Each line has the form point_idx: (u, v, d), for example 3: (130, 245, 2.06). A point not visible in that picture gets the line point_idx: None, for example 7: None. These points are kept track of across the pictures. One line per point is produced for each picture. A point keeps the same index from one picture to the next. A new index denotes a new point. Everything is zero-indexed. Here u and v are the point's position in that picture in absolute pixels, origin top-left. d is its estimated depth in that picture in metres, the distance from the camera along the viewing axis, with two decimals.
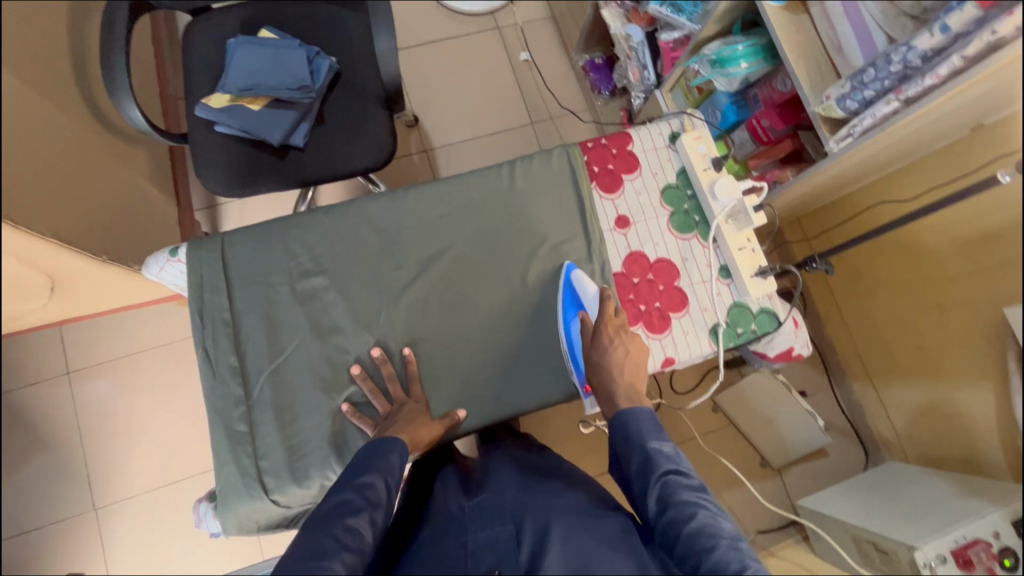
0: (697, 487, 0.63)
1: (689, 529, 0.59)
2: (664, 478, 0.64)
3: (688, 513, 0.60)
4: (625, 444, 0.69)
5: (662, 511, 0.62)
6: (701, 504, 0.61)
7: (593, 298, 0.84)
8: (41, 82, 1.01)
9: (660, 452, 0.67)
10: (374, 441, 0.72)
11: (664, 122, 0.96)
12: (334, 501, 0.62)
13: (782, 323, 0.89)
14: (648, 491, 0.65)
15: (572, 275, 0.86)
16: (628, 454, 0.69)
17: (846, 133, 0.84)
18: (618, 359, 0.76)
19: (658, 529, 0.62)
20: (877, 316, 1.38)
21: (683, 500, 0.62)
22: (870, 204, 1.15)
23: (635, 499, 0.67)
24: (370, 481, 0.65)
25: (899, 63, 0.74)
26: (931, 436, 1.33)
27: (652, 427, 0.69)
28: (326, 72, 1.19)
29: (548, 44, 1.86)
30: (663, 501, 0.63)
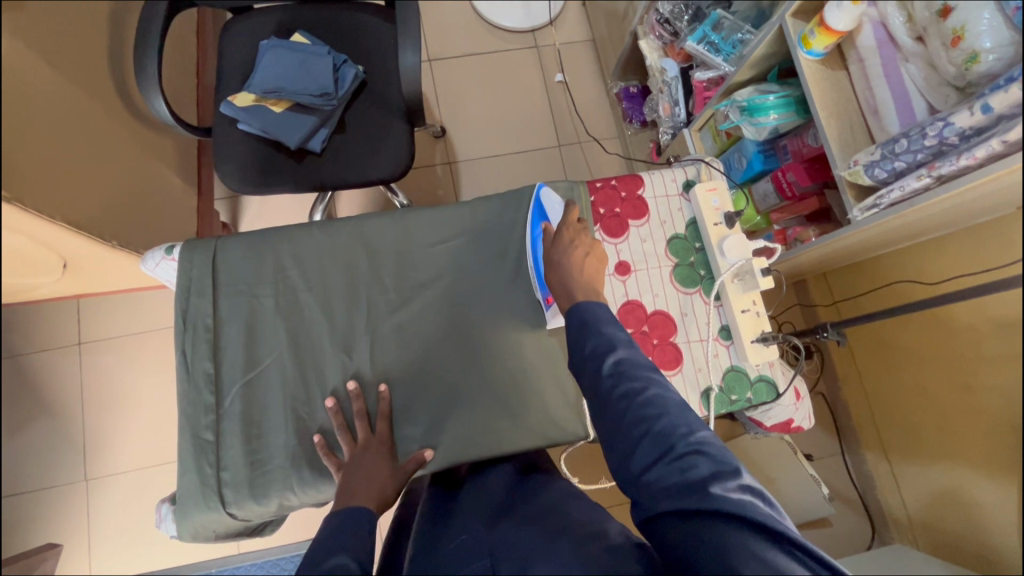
0: (650, 363, 0.62)
1: (642, 398, 0.58)
2: (618, 356, 0.62)
3: (642, 384, 0.59)
4: (582, 328, 0.66)
5: (615, 385, 0.60)
6: (654, 375, 0.60)
7: (559, 209, 0.86)
8: (75, 69, 1.03)
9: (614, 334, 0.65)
10: (337, 511, 0.66)
11: (680, 169, 0.92)
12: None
13: (780, 395, 0.83)
14: (602, 366, 0.62)
15: (540, 191, 0.86)
16: (581, 336, 0.66)
17: (871, 203, 0.79)
18: (577, 259, 0.75)
19: (606, 400, 0.60)
20: (897, 389, 1.29)
21: (637, 374, 0.60)
22: (900, 275, 1.08)
23: (583, 375, 0.64)
24: (342, 562, 0.56)
25: (934, 137, 0.69)
26: (943, 522, 1.23)
27: (611, 315, 0.66)
28: (351, 81, 1.19)
29: (585, 68, 1.84)
30: (617, 373, 0.61)
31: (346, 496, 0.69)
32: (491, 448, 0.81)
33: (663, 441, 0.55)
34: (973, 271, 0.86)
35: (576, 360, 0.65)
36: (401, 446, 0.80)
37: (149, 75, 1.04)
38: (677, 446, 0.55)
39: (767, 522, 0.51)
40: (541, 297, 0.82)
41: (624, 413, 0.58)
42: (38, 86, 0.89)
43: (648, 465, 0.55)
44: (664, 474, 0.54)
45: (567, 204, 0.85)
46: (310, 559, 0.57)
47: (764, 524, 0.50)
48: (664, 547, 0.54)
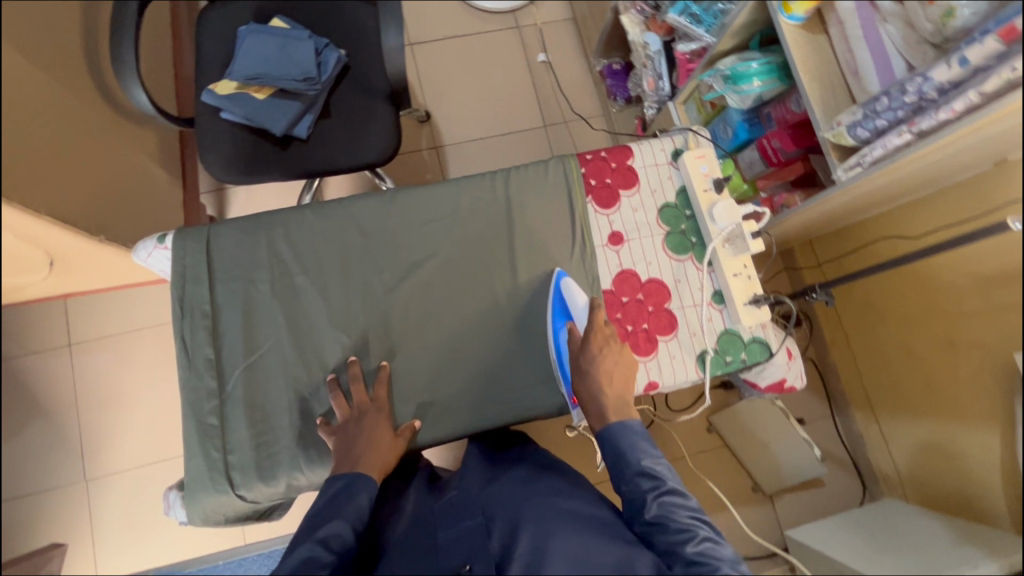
0: (693, 508, 0.68)
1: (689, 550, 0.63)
2: (662, 498, 0.68)
3: (687, 534, 0.65)
4: (619, 462, 0.72)
5: (662, 534, 0.66)
6: (699, 526, 0.65)
7: (582, 309, 0.82)
8: (50, 61, 1.01)
9: (656, 471, 0.71)
10: (343, 476, 0.72)
11: (668, 138, 0.93)
12: (298, 558, 0.63)
13: (773, 354, 0.86)
14: (647, 509, 0.68)
15: (561, 282, 0.84)
16: (623, 471, 0.72)
17: (855, 162, 0.80)
18: (608, 371, 0.77)
19: (655, 546, 0.67)
20: (882, 348, 1.33)
21: (681, 522, 0.66)
22: (880, 236, 1.11)
23: (633, 518, 0.70)
24: (338, 531, 0.67)
25: (914, 93, 0.71)
26: (933, 477, 1.28)
27: (650, 445, 0.73)
28: (334, 65, 1.18)
29: (568, 46, 1.83)
30: (662, 522, 0.67)
31: (349, 463, 0.74)
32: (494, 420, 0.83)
33: None
34: (961, 221, 0.89)
35: (625, 501, 0.72)
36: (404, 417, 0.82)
37: (127, 65, 1.02)
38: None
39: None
40: (568, 397, 0.82)
41: (672, 562, 0.64)
42: (15, 78, 0.87)
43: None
44: None
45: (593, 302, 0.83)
46: (312, 519, 0.69)
47: None
48: None
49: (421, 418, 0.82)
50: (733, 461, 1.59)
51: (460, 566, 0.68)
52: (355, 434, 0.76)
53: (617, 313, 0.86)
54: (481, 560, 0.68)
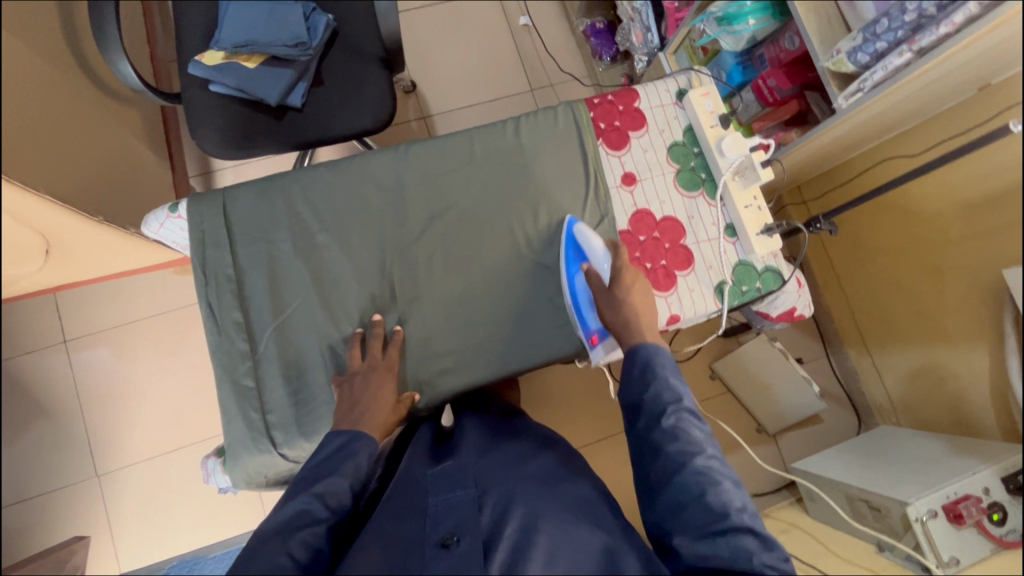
0: (707, 427, 0.64)
1: (695, 465, 0.60)
2: (679, 413, 0.64)
3: (700, 449, 0.61)
4: (646, 375, 0.68)
5: (671, 442, 0.62)
6: (712, 446, 0.62)
7: (602, 252, 0.79)
8: (27, 37, 0.97)
9: (676, 388, 0.66)
10: (344, 433, 0.69)
11: (671, 79, 0.94)
12: (290, 510, 0.59)
13: (786, 281, 0.89)
14: (662, 418, 0.64)
15: (574, 229, 0.83)
16: (646, 383, 0.68)
17: (856, 88, 0.83)
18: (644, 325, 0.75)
19: (663, 453, 0.62)
20: (874, 282, 1.37)
21: (695, 435, 0.62)
22: (876, 164, 1.15)
23: (640, 422, 0.66)
24: (336, 487, 0.62)
25: (914, 10, 0.74)
26: (923, 398, 1.35)
27: (673, 363, 0.68)
28: (324, 30, 1.16)
29: (548, 8, 1.82)
30: (675, 429, 0.63)
31: (351, 420, 0.70)
32: (524, 363, 0.85)
33: (714, 511, 0.58)
34: (962, 132, 0.93)
35: (633, 406, 0.67)
36: (403, 390, 0.82)
37: (110, 35, 0.98)
38: (729, 520, 0.57)
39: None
40: (586, 338, 0.82)
41: (677, 474, 0.60)
42: None
43: (695, 526, 0.58)
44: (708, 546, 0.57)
45: (612, 244, 0.81)
46: (307, 473, 0.63)
47: None
48: None
49: (419, 393, 0.82)
50: (737, 405, 1.65)
51: (447, 537, 0.60)
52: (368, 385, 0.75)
53: (635, 252, 0.89)
54: (471, 533, 0.60)
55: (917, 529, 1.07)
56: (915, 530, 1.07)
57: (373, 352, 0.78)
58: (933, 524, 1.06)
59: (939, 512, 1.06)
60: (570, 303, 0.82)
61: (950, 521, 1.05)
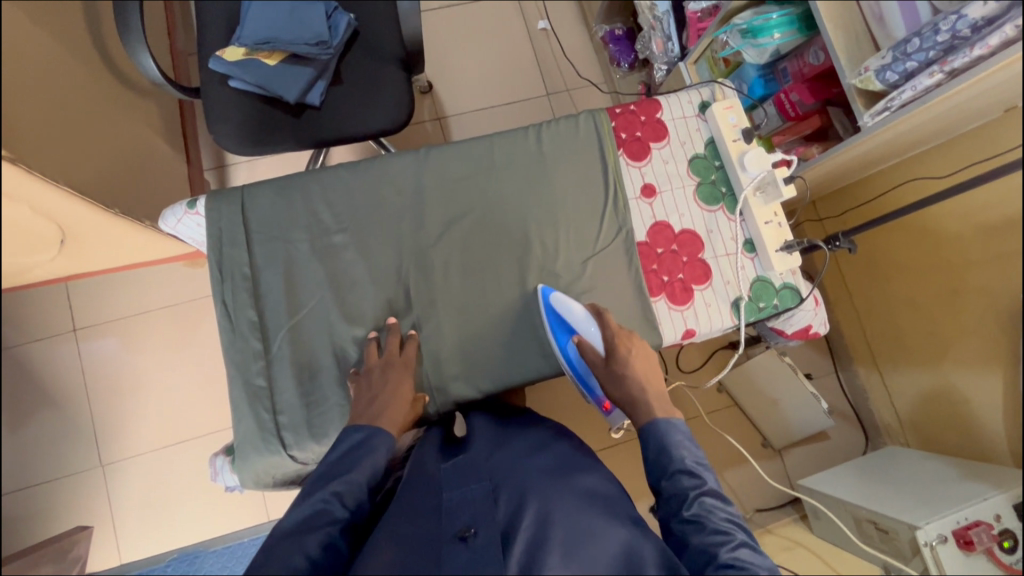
0: (736, 517, 0.62)
1: (722, 558, 0.57)
2: (702, 500, 0.63)
3: (721, 541, 0.59)
4: (662, 455, 0.68)
5: (695, 533, 0.61)
6: (740, 536, 0.59)
7: (585, 319, 0.81)
8: (52, 27, 0.97)
9: (698, 473, 0.66)
10: (363, 428, 0.69)
11: (694, 91, 0.93)
12: (309, 508, 0.60)
13: (804, 300, 0.88)
14: (683, 506, 0.63)
15: (556, 302, 0.82)
16: (663, 466, 0.67)
17: (882, 107, 0.81)
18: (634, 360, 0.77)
19: (688, 548, 0.61)
20: (888, 303, 1.34)
21: (719, 526, 0.60)
22: (897, 183, 1.14)
23: (665, 514, 0.66)
24: (354, 485, 0.62)
25: (948, 32, 0.72)
26: (933, 421, 1.32)
27: (691, 441, 0.68)
28: (345, 29, 1.16)
29: (567, 13, 1.81)
30: (697, 520, 0.62)
31: (369, 416, 0.71)
32: (537, 372, 0.84)
33: None
34: (999, 153, 0.92)
35: (657, 493, 0.68)
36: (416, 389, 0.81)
37: (133, 28, 0.98)
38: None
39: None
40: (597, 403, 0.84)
41: (701, 569, 0.58)
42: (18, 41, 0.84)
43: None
44: None
45: (595, 310, 0.82)
46: (326, 470, 0.65)
47: None
48: None
49: (429, 397, 0.81)
50: (744, 419, 1.63)
51: (465, 530, 0.60)
52: (378, 389, 0.74)
53: (652, 265, 0.88)
54: (487, 526, 0.60)
55: (926, 553, 1.05)
56: (924, 554, 1.06)
57: (387, 356, 0.78)
58: (942, 549, 1.05)
59: (949, 537, 1.05)
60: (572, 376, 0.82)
61: (960, 547, 1.04)
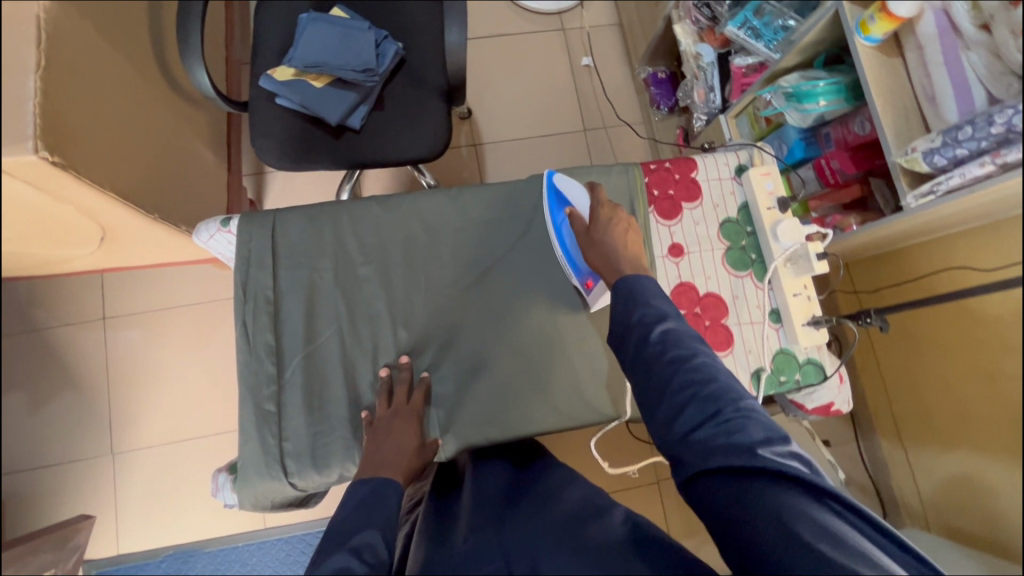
0: (697, 337, 0.63)
1: (691, 363, 0.59)
2: (668, 323, 0.64)
3: (691, 350, 0.60)
4: (630, 297, 0.68)
5: (662, 350, 0.61)
6: (702, 347, 0.61)
7: (581, 193, 0.84)
8: (116, 38, 1.02)
9: (661, 307, 0.66)
10: (368, 482, 0.67)
11: (732, 153, 0.92)
12: (329, 570, 0.51)
13: (828, 377, 0.85)
14: (650, 329, 0.63)
15: (554, 177, 0.83)
16: (631, 301, 0.67)
17: (928, 190, 0.79)
18: (622, 238, 0.76)
19: (654, 361, 0.61)
20: (919, 379, 1.27)
21: (686, 341, 0.61)
22: (935, 268, 1.11)
23: (629, 342, 0.65)
24: (369, 541, 0.56)
25: (1002, 125, 0.70)
26: (958, 507, 1.22)
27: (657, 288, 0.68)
28: (392, 58, 1.18)
29: (612, 51, 1.83)
30: (664, 339, 0.62)
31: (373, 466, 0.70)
32: (545, 425, 0.82)
33: (711, 404, 0.56)
34: None
35: (621, 329, 0.66)
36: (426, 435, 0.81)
37: (191, 45, 1.01)
38: (724, 410, 0.55)
39: (816, 485, 0.51)
40: (580, 283, 0.83)
41: (670, 377, 0.59)
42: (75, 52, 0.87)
43: (695, 423, 0.55)
44: (710, 435, 0.54)
45: (587, 184, 0.86)
46: (331, 537, 0.57)
47: (813, 486, 0.51)
48: (709, 508, 0.53)
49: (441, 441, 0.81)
50: None
51: None
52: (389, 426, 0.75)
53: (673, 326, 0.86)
54: None
55: None
56: None
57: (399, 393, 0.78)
58: None
59: None
60: (557, 250, 0.81)
61: None
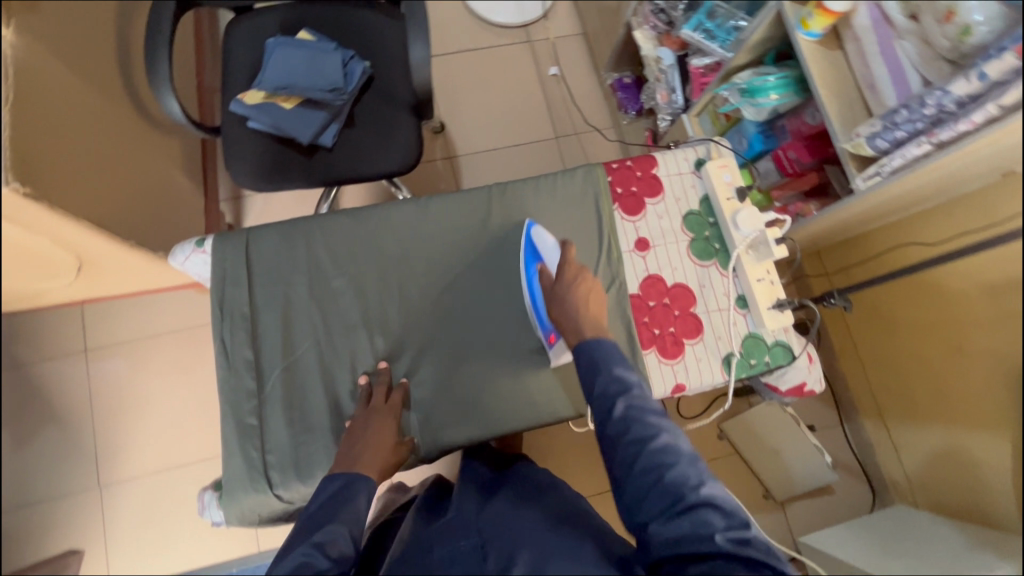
0: (659, 409, 0.67)
1: (654, 446, 0.62)
2: (631, 399, 0.67)
3: (653, 432, 0.63)
4: (593, 369, 0.70)
5: (626, 431, 0.64)
6: (665, 424, 0.65)
7: (553, 250, 0.85)
8: (85, 72, 1.04)
9: (625, 378, 0.69)
10: (341, 476, 0.70)
11: (690, 148, 0.96)
12: (290, 563, 0.56)
13: (796, 357, 0.88)
14: (614, 408, 0.66)
15: (531, 231, 0.85)
16: (596, 374, 0.70)
17: (874, 171, 0.83)
18: (583, 297, 0.78)
19: (619, 443, 0.64)
20: (894, 358, 1.30)
21: (649, 420, 0.65)
22: (895, 245, 1.14)
23: (596, 419, 0.68)
24: (335, 534, 0.60)
25: (934, 106, 0.74)
26: (941, 482, 1.25)
27: (621, 356, 0.71)
28: (359, 76, 1.21)
29: (578, 60, 1.88)
30: (628, 418, 0.65)
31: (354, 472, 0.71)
32: (525, 421, 0.84)
33: (673, 492, 0.60)
34: (996, 220, 0.91)
35: (589, 402, 0.70)
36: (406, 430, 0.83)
37: (159, 73, 1.03)
38: (685, 496, 0.59)
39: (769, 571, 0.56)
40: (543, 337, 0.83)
41: (634, 460, 0.62)
42: (43, 87, 0.89)
43: (658, 511, 0.60)
44: (671, 525, 0.59)
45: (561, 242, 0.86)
46: (303, 528, 0.63)
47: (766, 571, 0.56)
48: None
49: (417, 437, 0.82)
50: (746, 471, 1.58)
51: None
52: (366, 424, 0.76)
53: (644, 317, 0.89)
54: None
55: None
56: None
57: (377, 398, 0.80)
58: None
59: None
60: (527, 304, 0.82)
61: None
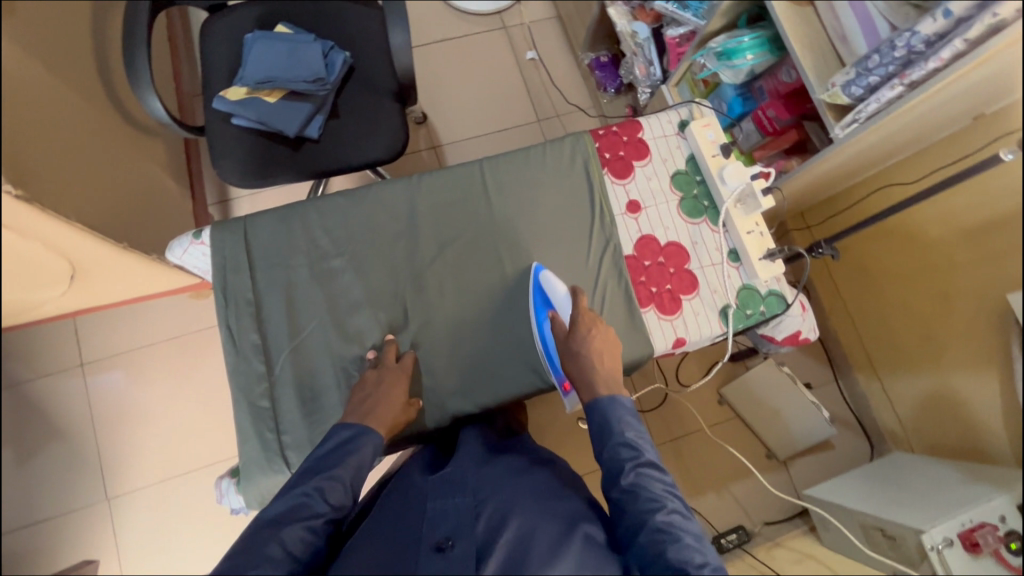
0: (668, 482, 0.65)
1: (658, 519, 0.60)
2: (639, 468, 0.66)
3: (658, 503, 0.62)
4: (603, 430, 0.71)
5: (632, 499, 0.63)
6: (671, 498, 0.63)
7: (564, 297, 0.85)
8: (66, 77, 1.03)
9: (636, 446, 0.69)
10: (352, 426, 0.73)
11: (674, 111, 0.98)
12: (290, 502, 0.63)
13: (790, 305, 0.90)
14: (622, 474, 0.66)
15: (539, 275, 0.85)
16: (606, 440, 0.71)
17: (852, 119, 0.87)
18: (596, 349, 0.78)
19: (625, 514, 0.63)
20: (882, 308, 1.34)
21: (654, 489, 0.64)
22: (877, 196, 1.18)
23: (606, 486, 0.68)
24: (337, 484, 0.66)
25: (903, 48, 0.76)
26: (934, 425, 1.30)
27: (632, 419, 0.71)
28: (341, 66, 1.22)
29: (555, 43, 1.89)
30: (634, 487, 0.64)
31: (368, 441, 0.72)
32: (532, 385, 0.85)
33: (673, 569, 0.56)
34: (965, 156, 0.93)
35: (600, 467, 0.70)
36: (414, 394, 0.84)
37: (141, 73, 1.03)
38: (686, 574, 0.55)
39: None
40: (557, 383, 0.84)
41: (637, 531, 0.60)
42: (27, 90, 0.89)
43: None
44: None
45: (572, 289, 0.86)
46: (308, 468, 0.68)
47: None
48: None
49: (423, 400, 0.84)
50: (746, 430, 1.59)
51: (442, 542, 0.60)
52: (376, 393, 0.77)
53: (640, 277, 0.91)
54: (465, 539, 0.61)
55: (933, 558, 1.02)
56: (931, 559, 1.02)
57: (384, 367, 0.80)
58: (950, 553, 1.01)
59: (955, 540, 1.01)
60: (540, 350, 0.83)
61: (967, 550, 1.00)
